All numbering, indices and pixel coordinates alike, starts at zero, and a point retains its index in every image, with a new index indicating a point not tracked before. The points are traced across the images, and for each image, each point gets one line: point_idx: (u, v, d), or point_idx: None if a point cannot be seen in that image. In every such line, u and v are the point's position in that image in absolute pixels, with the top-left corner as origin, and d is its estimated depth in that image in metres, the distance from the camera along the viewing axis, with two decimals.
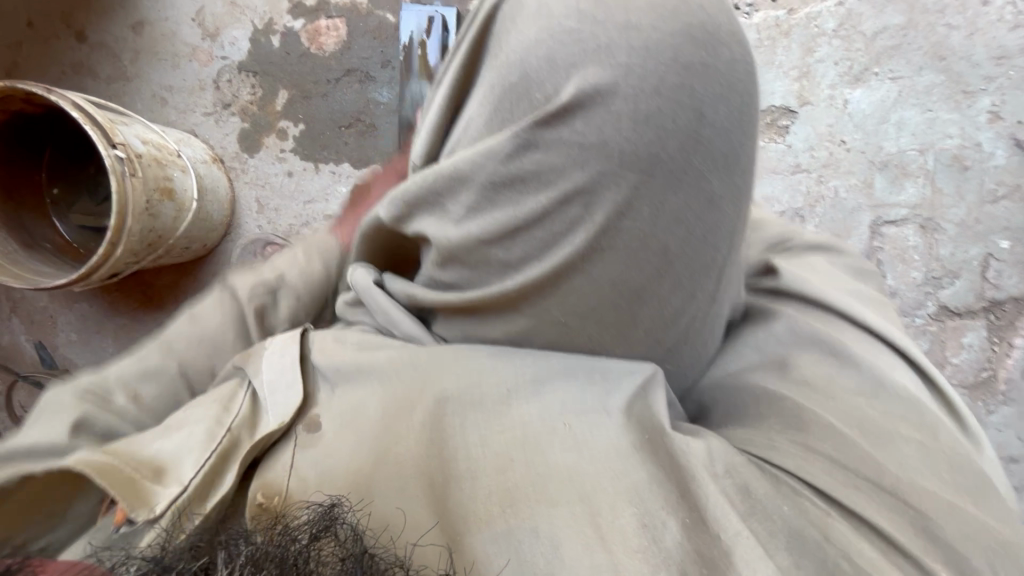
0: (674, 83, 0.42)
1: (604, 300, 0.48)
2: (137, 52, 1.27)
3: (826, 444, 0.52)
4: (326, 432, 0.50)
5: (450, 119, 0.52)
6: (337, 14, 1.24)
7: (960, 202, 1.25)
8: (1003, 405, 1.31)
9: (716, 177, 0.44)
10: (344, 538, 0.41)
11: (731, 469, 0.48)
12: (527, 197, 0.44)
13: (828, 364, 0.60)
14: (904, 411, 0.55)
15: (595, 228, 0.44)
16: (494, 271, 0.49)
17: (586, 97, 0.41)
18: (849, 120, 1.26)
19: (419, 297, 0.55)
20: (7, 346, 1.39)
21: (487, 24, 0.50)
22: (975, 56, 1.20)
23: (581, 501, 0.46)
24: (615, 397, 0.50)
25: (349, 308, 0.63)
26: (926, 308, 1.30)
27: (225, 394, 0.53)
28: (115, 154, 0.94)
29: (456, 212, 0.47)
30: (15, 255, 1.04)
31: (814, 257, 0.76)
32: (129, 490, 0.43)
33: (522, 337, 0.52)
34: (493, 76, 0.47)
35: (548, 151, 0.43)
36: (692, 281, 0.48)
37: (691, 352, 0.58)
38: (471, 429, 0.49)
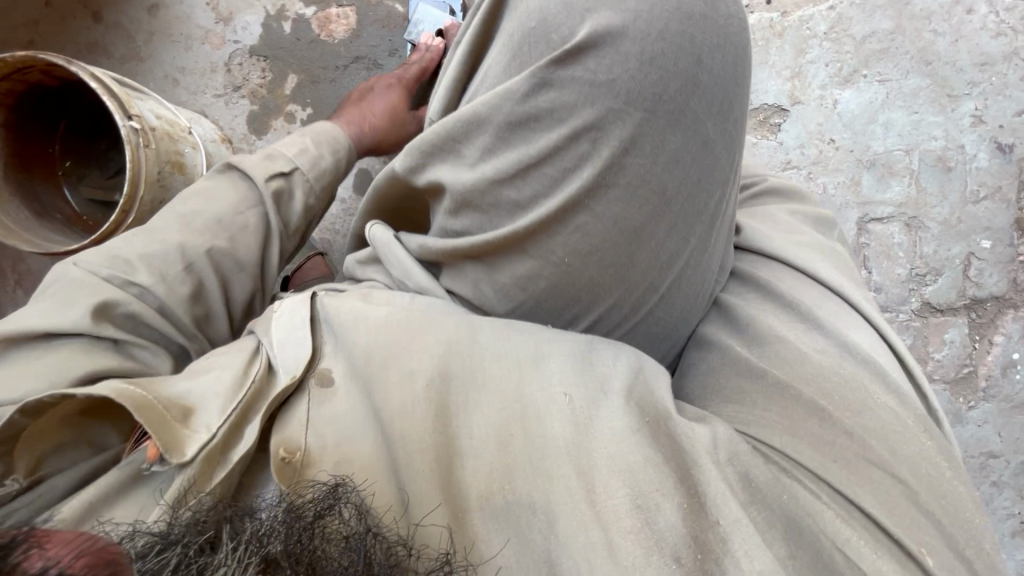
0: (676, 30, 0.47)
1: (608, 238, 0.52)
2: (152, 34, 1.30)
3: (811, 421, 0.58)
4: (338, 388, 0.51)
5: (470, 72, 0.58)
6: (348, 2, 1.28)
7: (944, 201, 1.30)
8: (983, 401, 1.36)
9: (711, 121, 0.50)
10: (348, 516, 0.43)
11: (733, 457, 0.53)
12: (541, 133, 0.49)
13: (815, 336, 0.65)
14: (870, 369, 0.61)
15: (602, 162, 0.48)
16: (502, 212, 0.53)
17: (598, 38, 0.47)
18: (838, 120, 1.30)
19: (429, 247, 0.58)
20: (10, 318, 1.41)
21: None
22: (959, 61, 1.25)
23: (579, 478, 0.49)
24: (615, 374, 0.55)
25: (364, 264, 0.68)
26: (910, 304, 1.34)
27: (243, 348, 0.56)
28: (132, 125, 0.98)
29: (472, 155, 0.52)
30: (26, 223, 1.07)
31: (773, 207, 0.84)
32: (162, 430, 0.45)
33: (527, 283, 0.56)
34: (514, 25, 0.52)
35: (562, 90, 0.48)
36: (686, 222, 0.53)
37: (684, 303, 0.62)
38: (475, 404, 0.51)
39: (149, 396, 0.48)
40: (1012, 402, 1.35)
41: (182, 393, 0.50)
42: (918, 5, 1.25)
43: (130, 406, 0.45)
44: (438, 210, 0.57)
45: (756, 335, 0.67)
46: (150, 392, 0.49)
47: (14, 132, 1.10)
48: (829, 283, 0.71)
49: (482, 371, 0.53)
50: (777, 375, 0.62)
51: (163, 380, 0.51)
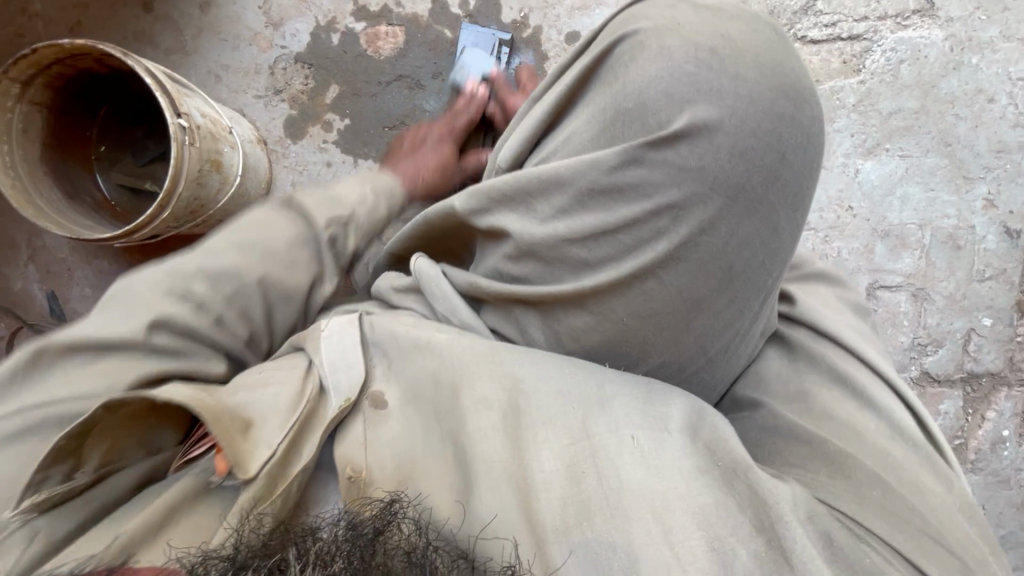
0: (768, 128, 0.50)
1: (667, 306, 0.56)
2: (200, 30, 1.32)
3: (875, 492, 0.60)
4: (391, 411, 0.56)
5: (545, 129, 0.61)
6: (398, 22, 1.31)
7: (951, 276, 1.35)
8: (971, 472, 1.39)
9: (783, 212, 0.53)
10: (407, 531, 0.45)
11: (811, 515, 0.55)
12: (624, 205, 0.53)
13: (859, 410, 0.69)
14: (912, 451, 0.65)
15: (677, 239, 0.52)
16: (569, 267, 0.56)
17: (696, 128, 0.49)
18: (858, 188, 1.35)
19: (479, 286, 0.62)
20: (18, 293, 1.39)
21: (601, 52, 0.57)
22: (977, 146, 1.31)
23: (656, 519, 0.50)
24: (677, 414, 0.58)
25: (400, 294, 0.71)
26: (910, 372, 1.37)
27: (296, 365, 0.59)
28: (179, 123, 0.99)
29: (544, 211, 0.56)
30: (58, 204, 1.07)
31: (823, 288, 0.87)
32: (230, 443, 0.47)
33: (584, 332, 0.59)
34: (603, 98, 0.55)
35: (651, 169, 0.51)
36: (742, 297, 0.57)
37: (723, 368, 0.67)
38: (543, 437, 0.54)
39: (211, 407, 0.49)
40: (998, 477, 1.39)
41: (243, 403, 0.53)
42: (944, 89, 1.30)
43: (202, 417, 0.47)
44: (495, 250, 0.61)
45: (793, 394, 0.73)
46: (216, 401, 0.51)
47: (58, 113, 1.10)
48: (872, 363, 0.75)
49: (553, 404, 0.56)
50: (833, 444, 0.65)
51: (222, 391, 0.53)
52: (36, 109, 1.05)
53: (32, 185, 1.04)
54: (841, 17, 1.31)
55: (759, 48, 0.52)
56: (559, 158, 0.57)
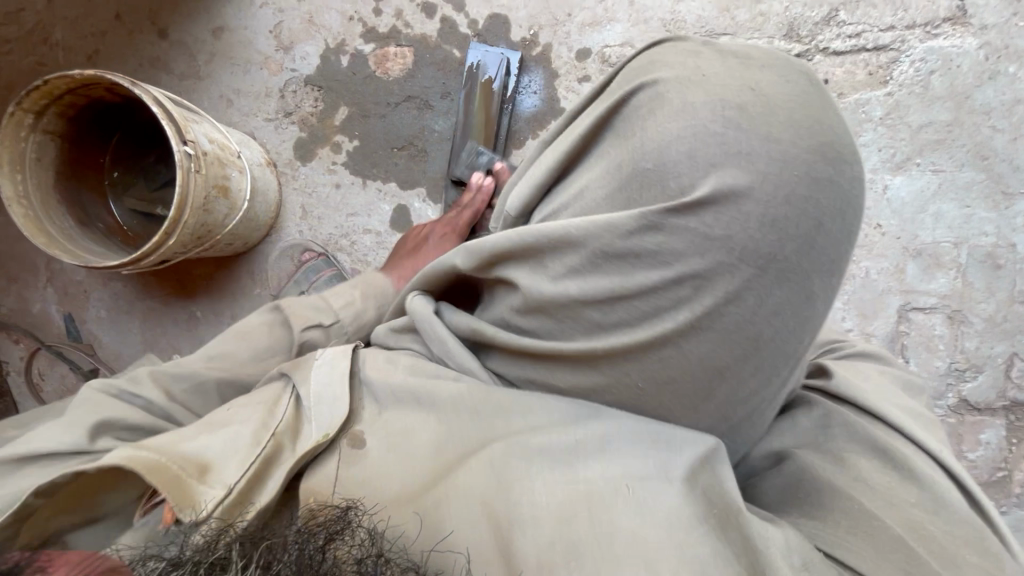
0: (802, 194, 0.44)
1: (687, 373, 0.51)
2: (212, 55, 1.33)
3: (896, 555, 0.55)
4: (369, 450, 0.56)
5: (556, 179, 0.57)
6: (407, 43, 1.30)
7: (990, 298, 1.27)
8: (1016, 508, 1.30)
9: (818, 280, 0.47)
10: (358, 540, 0.47)
11: (807, 561, 0.51)
12: (640, 271, 0.47)
13: (898, 478, 0.62)
14: (959, 528, 0.58)
15: (699, 310, 0.46)
16: (578, 329, 0.52)
17: (723, 195, 0.44)
18: (887, 205, 1.28)
19: (484, 334, 0.59)
20: (38, 315, 1.42)
21: (617, 104, 0.52)
22: (1017, 159, 1.23)
23: (649, 574, 0.48)
24: (683, 458, 0.54)
25: (401, 331, 0.68)
26: (946, 399, 1.30)
27: (263, 400, 0.60)
28: (185, 151, 0.98)
29: (555, 269, 0.51)
30: (70, 232, 1.08)
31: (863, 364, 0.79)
32: (177, 491, 0.48)
33: (591, 391, 0.56)
34: (619, 155, 0.50)
35: (671, 235, 0.46)
36: (772, 368, 0.51)
37: (750, 428, 0.61)
38: (532, 475, 0.53)
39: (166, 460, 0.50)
40: None
41: (200, 447, 0.53)
42: (979, 99, 1.23)
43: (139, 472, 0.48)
44: (503, 301, 0.57)
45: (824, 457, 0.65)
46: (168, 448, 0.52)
47: (72, 142, 1.11)
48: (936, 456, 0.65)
49: (546, 447, 0.54)
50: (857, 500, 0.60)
51: (180, 437, 0.54)
52: (49, 139, 1.06)
53: (45, 214, 1.05)
54: (865, 27, 1.25)
55: (791, 102, 0.46)
56: (572, 215, 0.52)
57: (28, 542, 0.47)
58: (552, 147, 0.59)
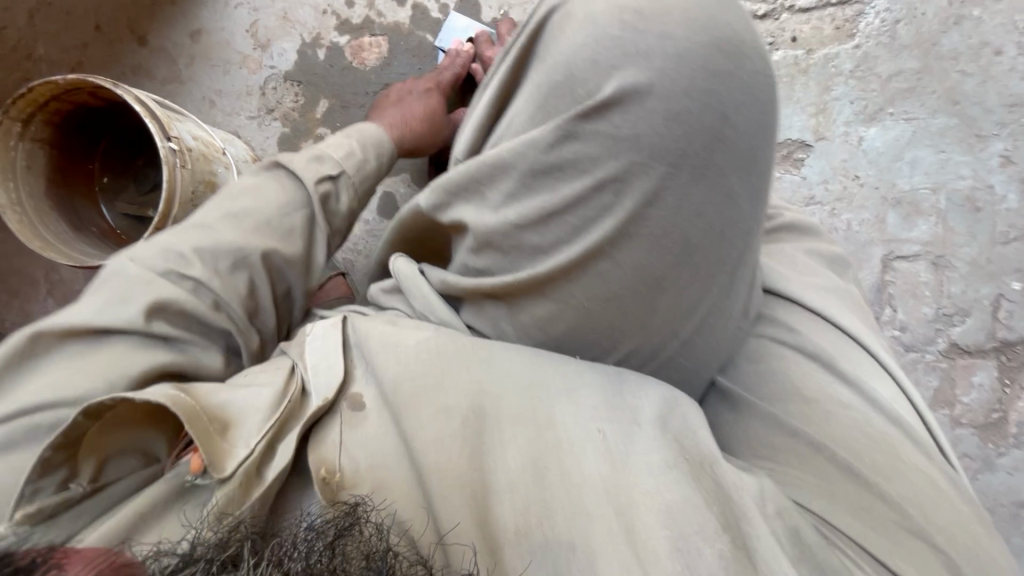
0: (701, 87, 0.50)
1: (627, 285, 0.55)
2: (192, 58, 1.36)
3: (849, 490, 0.62)
4: (369, 412, 0.56)
5: (493, 115, 0.61)
6: (381, 32, 1.32)
7: (972, 241, 1.28)
8: (1014, 447, 1.32)
9: (734, 176, 0.53)
10: (369, 534, 0.45)
11: (780, 510, 0.57)
12: (565, 184, 0.52)
13: (848, 396, 0.69)
14: (898, 430, 0.67)
15: (622, 214, 0.52)
16: (525, 256, 0.56)
17: (624, 95, 0.49)
18: (863, 157, 1.30)
19: (453, 282, 0.62)
20: (40, 326, 1.45)
21: (536, 32, 0.57)
22: (987, 102, 1.24)
23: (619, 518, 0.52)
24: (648, 407, 0.59)
25: (386, 294, 0.71)
26: (936, 345, 1.31)
27: (279, 367, 0.59)
28: (170, 146, 1.02)
29: (495, 199, 0.56)
30: (64, 235, 1.11)
31: (788, 245, 0.85)
32: (207, 442, 0.48)
33: (549, 322, 0.60)
34: (542, 75, 0.55)
35: (587, 143, 0.51)
36: (705, 273, 0.56)
37: (705, 345, 0.65)
38: (508, 438, 0.55)
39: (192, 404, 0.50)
40: None
41: (225, 402, 0.53)
42: (945, 45, 1.24)
43: (180, 418, 0.48)
44: (462, 245, 0.61)
45: (775, 387, 0.72)
46: (197, 399, 0.51)
47: (59, 149, 1.14)
48: (841, 326, 0.75)
49: (520, 408, 0.57)
50: (811, 432, 0.67)
51: (204, 388, 0.53)
52: (38, 147, 1.09)
53: (39, 220, 1.09)
54: None
55: (686, 4, 0.51)
56: (504, 142, 0.56)
57: (77, 490, 0.50)
58: (488, 81, 0.63)
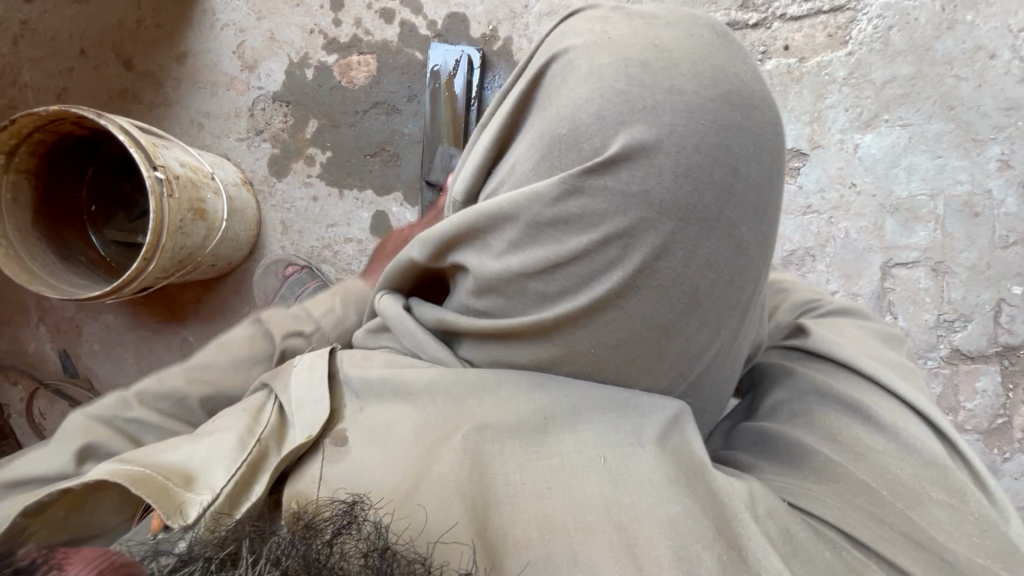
0: (712, 142, 0.49)
1: (635, 334, 0.54)
2: (179, 81, 1.34)
3: (860, 497, 0.59)
4: (351, 447, 0.55)
5: (493, 162, 0.59)
6: (369, 50, 1.31)
7: (972, 246, 1.27)
8: (1019, 452, 1.30)
9: (745, 227, 0.52)
10: (362, 533, 0.45)
11: (772, 511, 0.55)
12: (571, 235, 0.51)
13: (865, 432, 0.63)
14: (931, 475, 0.59)
15: (631, 267, 0.50)
16: (527, 303, 0.55)
17: (632, 150, 0.48)
18: (859, 164, 1.29)
19: (449, 322, 0.61)
20: (34, 354, 1.44)
21: (536, 82, 0.56)
22: (983, 107, 1.22)
23: (619, 533, 0.51)
24: (650, 424, 0.56)
25: (375, 333, 0.69)
26: (938, 351, 1.30)
27: (252, 404, 0.60)
28: (156, 176, 1.00)
29: (497, 247, 0.54)
30: (53, 267, 1.09)
31: (843, 323, 0.81)
32: (165, 500, 0.47)
33: (552, 365, 0.58)
34: (543, 125, 0.53)
35: (593, 197, 0.49)
36: (715, 320, 0.55)
37: (712, 384, 0.64)
38: (508, 454, 0.55)
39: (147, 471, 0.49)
40: None
41: (184, 459, 0.52)
42: (940, 50, 1.23)
43: (129, 485, 0.47)
44: (461, 285, 0.59)
45: (790, 414, 0.69)
46: (148, 464, 0.50)
47: (46, 179, 1.13)
48: (905, 399, 0.66)
49: (519, 423, 0.56)
50: (823, 455, 0.63)
51: (160, 449, 0.53)
52: (23, 178, 1.07)
53: (27, 253, 1.07)
54: None
55: (693, 56, 0.51)
56: (506, 191, 0.55)
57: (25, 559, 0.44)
58: (486, 127, 0.61)
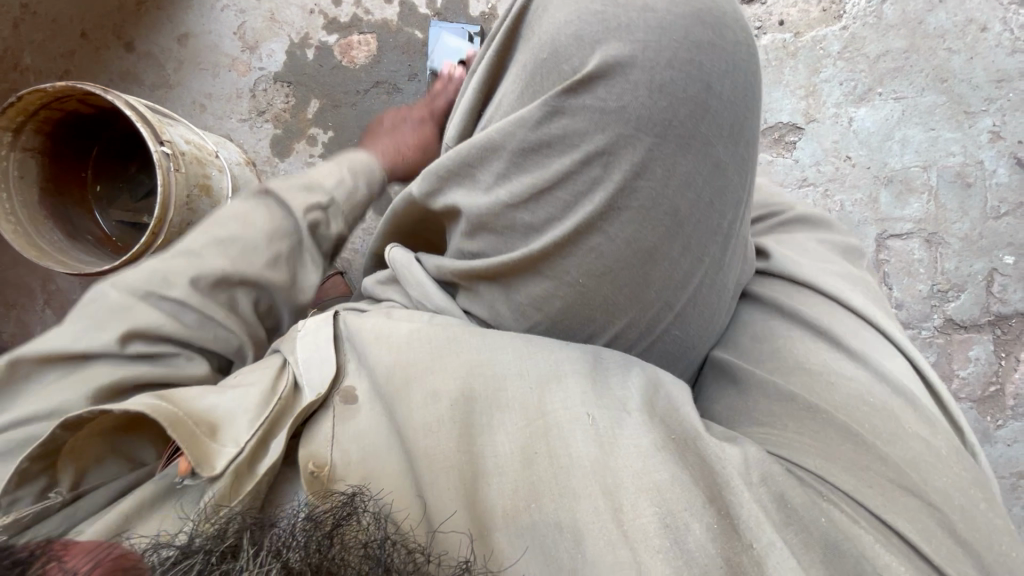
0: (685, 58, 0.51)
1: (621, 261, 0.56)
2: (181, 62, 1.35)
3: (847, 446, 0.61)
4: (361, 405, 0.55)
5: (484, 103, 0.64)
6: (369, 29, 1.32)
7: (965, 217, 1.29)
8: (1012, 419, 1.33)
9: (721, 145, 0.54)
10: (366, 523, 0.46)
11: (766, 478, 0.56)
12: (554, 159, 0.54)
13: (845, 367, 0.69)
14: (901, 399, 0.66)
15: (612, 187, 0.53)
16: (518, 235, 0.58)
17: (609, 68, 0.50)
18: (854, 137, 1.31)
19: (447, 268, 0.63)
20: (39, 336, 1.45)
21: (520, 16, 0.60)
22: (975, 78, 1.25)
23: (606, 498, 0.52)
24: (633, 393, 0.60)
25: (382, 285, 0.72)
26: (932, 321, 1.32)
27: (269, 366, 0.59)
28: (163, 150, 1.02)
29: (486, 180, 0.57)
30: (61, 245, 1.11)
31: (802, 237, 0.88)
32: (194, 446, 0.48)
33: (544, 300, 0.60)
34: (526, 56, 0.57)
35: (573, 118, 0.52)
36: (699, 244, 0.57)
37: (698, 318, 0.67)
38: (498, 421, 0.56)
39: (178, 410, 0.50)
40: None
41: (210, 406, 0.53)
42: (932, 23, 1.25)
43: (164, 426, 0.48)
44: (454, 231, 0.63)
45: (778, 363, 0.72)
46: (180, 405, 0.51)
47: (50, 158, 1.13)
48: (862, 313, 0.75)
49: (511, 389, 0.57)
50: (810, 399, 0.66)
51: (188, 393, 0.54)
52: (31, 156, 1.09)
53: (33, 228, 1.08)
54: None
55: None
56: (495, 122, 0.58)
57: (55, 499, 0.50)
58: (474, 71, 0.65)
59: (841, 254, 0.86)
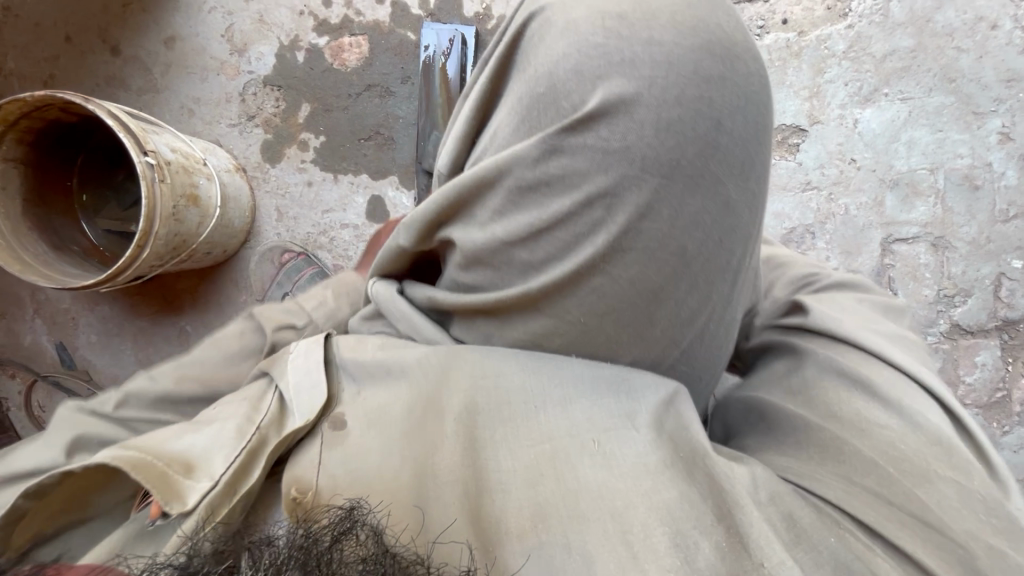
0: (694, 94, 0.48)
1: (625, 300, 0.53)
2: (168, 66, 1.32)
3: (868, 477, 0.57)
4: (352, 431, 0.54)
5: (475, 133, 0.60)
6: (361, 31, 1.28)
7: (972, 221, 1.26)
8: (1018, 425, 1.31)
9: (733, 184, 0.51)
10: (364, 539, 0.43)
11: (774, 497, 0.52)
12: (553, 198, 0.51)
13: (869, 407, 0.62)
14: (932, 442, 0.58)
15: (614, 229, 0.50)
16: (514, 272, 0.55)
17: (611, 105, 0.47)
18: (859, 139, 1.28)
19: (440, 300, 0.61)
20: (29, 346, 1.43)
21: (513, 45, 0.57)
22: (984, 78, 1.21)
23: (613, 520, 0.49)
24: (645, 407, 0.56)
25: (371, 317, 0.70)
26: (938, 326, 1.29)
27: (249, 395, 0.58)
28: (146, 161, 0.98)
29: (482, 216, 0.55)
30: (46, 257, 1.08)
31: (841, 295, 0.81)
32: (164, 486, 0.46)
33: (544, 338, 0.58)
34: (521, 89, 0.54)
35: (574, 156, 0.49)
36: (707, 282, 0.55)
37: (705, 352, 0.63)
38: (502, 441, 0.54)
39: (149, 456, 0.48)
40: None
41: (184, 447, 0.51)
42: (940, 21, 1.21)
43: (127, 469, 0.46)
44: (449, 261, 0.60)
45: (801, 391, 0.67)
46: (152, 449, 0.49)
47: (33, 167, 1.10)
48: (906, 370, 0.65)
49: (513, 407, 0.55)
50: (827, 430, 0.62)
51: (162, 438, 0.52)
52: (12, 167, 1.06)
53: (16, 241, 1.05)
54: None
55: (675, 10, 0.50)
56: (489, 156, 0.55)
57: (6, 563, 0.46)
58: (465, 99, 0.62)
59: (882, 313, 0.78)
